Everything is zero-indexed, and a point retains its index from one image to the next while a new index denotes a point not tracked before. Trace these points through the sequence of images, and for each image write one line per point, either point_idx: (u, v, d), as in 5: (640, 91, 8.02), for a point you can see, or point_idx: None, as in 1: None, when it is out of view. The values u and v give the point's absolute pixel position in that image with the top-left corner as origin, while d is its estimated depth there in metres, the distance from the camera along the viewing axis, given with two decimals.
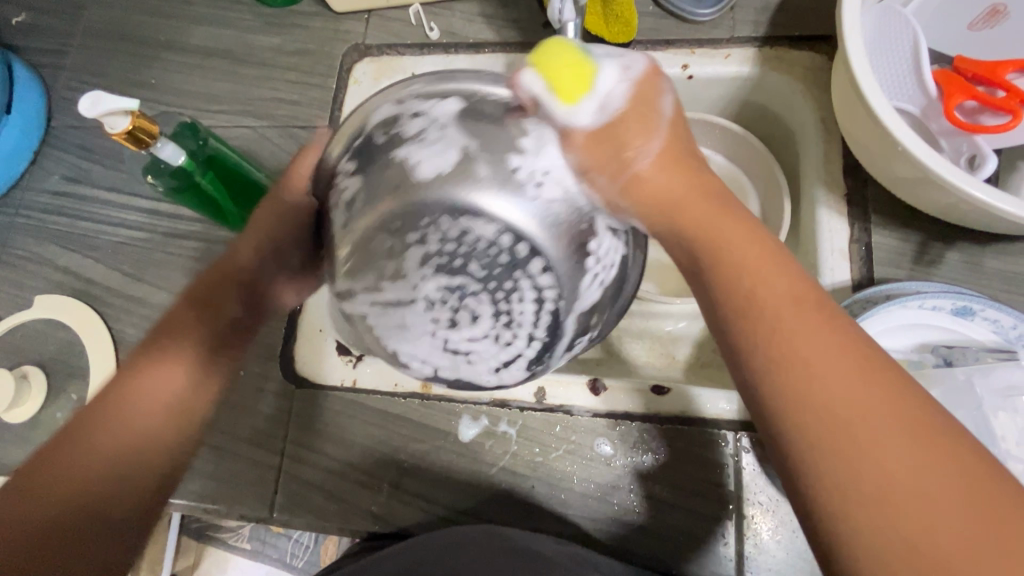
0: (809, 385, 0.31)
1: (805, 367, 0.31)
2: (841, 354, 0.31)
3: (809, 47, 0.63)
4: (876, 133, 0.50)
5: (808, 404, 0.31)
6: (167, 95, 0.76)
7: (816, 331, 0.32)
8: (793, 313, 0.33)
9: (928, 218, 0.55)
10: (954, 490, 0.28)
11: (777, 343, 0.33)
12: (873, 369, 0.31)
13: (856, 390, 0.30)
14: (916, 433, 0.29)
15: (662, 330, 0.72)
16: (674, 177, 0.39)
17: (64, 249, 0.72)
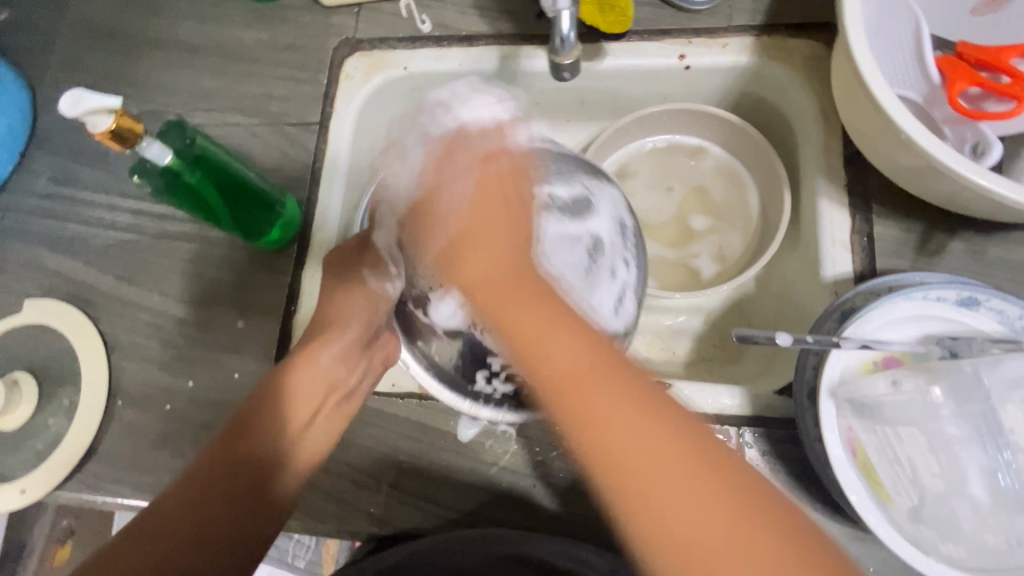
0: (586, 429, 0.33)
1: (610, 424, 0.32)
2: (599, 378, 0.34)
3: (807, 35, 0.62)
4: (878, 121, 0.49)
5: (592, 448, 0.33)
6: (155, 94, 0.74)
7: (580, 371, 0.34)
8: (561, 345, 0.35)
9: (930, 208, 0.54)
10: (759, 543, 0.29)
11: (569, 399, 0.34)
12: (649, 405, 0.33)
13: (620, 429, 0.32)
14: (705, 480, 0.31)
15: (662, 325, 0.71)
16: (487, 266, 0.39)
17: (54, 252, 0.71)
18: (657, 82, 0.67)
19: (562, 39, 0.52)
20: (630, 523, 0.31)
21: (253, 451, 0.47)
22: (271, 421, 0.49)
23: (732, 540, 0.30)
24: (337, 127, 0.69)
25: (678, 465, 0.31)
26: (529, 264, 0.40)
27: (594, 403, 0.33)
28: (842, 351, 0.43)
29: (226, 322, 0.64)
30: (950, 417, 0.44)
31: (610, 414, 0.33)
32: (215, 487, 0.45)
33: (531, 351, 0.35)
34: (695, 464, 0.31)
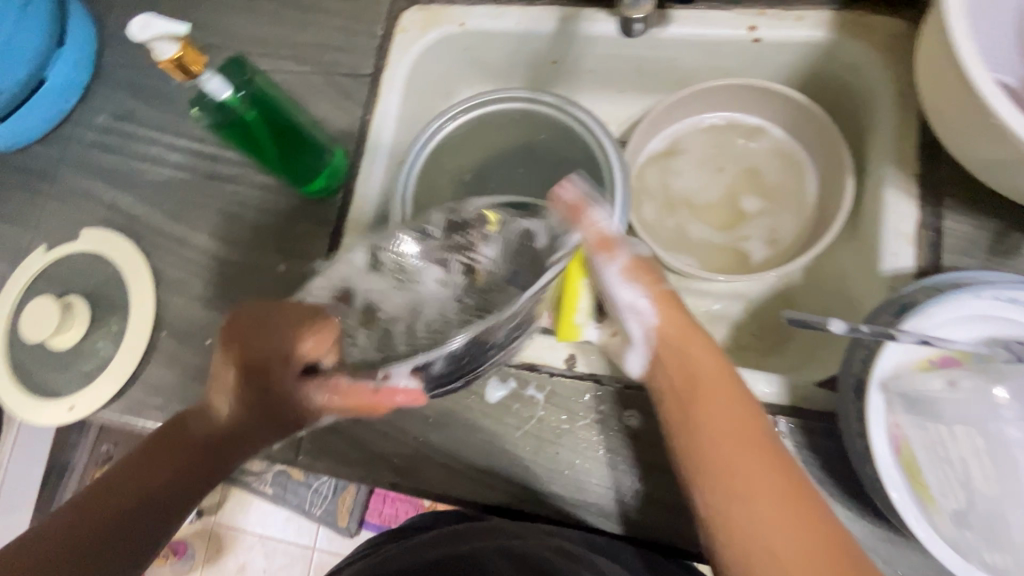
0: (711, 441, 0.43)
1: (736, 448, 0.42)
2: (744, 439, 0.43)
3: (893, 11, 0.58)
4: (965, 104, 0.46)
5: (706, 467, 0.43)
6: (213, 36, 0.75)
7: (722, 397, 0.45)
8: (684, 351, 0.47)
9: (1008, 206, 0.51)
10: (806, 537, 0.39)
11: (703, 443, 0.43)
12: (762, 444, 0.43)
13: (743, 462, 0.42)
14: (798, 505, 0.40)
15: (700, 309, 0.69)
16: (671, 347, 0.48)
17: (110, 185, 0.73)
18: (722, 55, 0.64)
19: None
20: (739, 519, 0.40)
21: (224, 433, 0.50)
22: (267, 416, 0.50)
23: (793, 542, 0.39)
24: (389, 81, 0.68)
25: (757, 484, 0.41)
26: (684, 325, 0.49)
27: (724, 436, 0.43)
28: (899, 344, 0.41)
29: (268, 266, 0.66)
30: (1010, 419, 0.43)
31: (717, 425, 0.43)
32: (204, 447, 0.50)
33: (688, 402, 0.45)
34: (797, 498, 0.41)
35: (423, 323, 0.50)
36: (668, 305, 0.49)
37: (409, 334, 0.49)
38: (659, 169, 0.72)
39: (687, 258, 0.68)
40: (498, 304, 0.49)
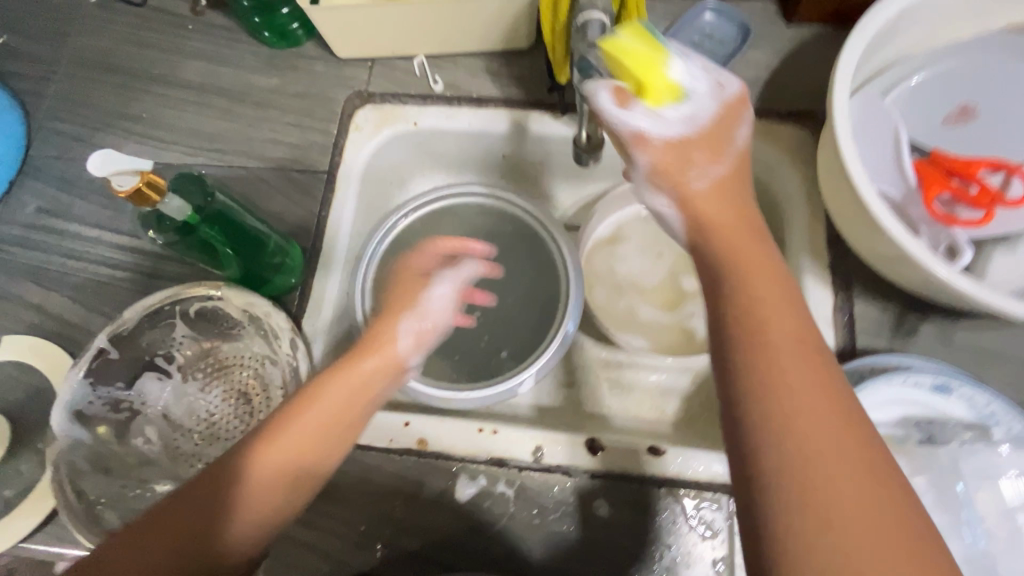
0: (777, 418, 0.34)
1: (815, 439, 0.33)
2: (831, 420, 0.34)
3: (794, 122, 0.67)
4: (858, 213, 0.54)
5: (777, 442, 0.34)
6: (158, 131, 0.74)
7: (813, 377, 0.35)
8: (767, 308, 0.38)
9: (904, 292, 0.59)
10: (901, 566, 0.30)
11: (772, 417, 0.34)
12: (857, 435, 0.34)
13: (827, 443, 0.33)
14: (887, 516, 0.32)
15: (650, 382, 0.72)
16: (715, 212, 0.45)
17: (39, 286, 0.68)
18: None
19: None
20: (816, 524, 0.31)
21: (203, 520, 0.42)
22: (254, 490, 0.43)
23: (870, 562, 0.30)
24: (346, 177, 0.70)
25: (841, 484, 0.32)
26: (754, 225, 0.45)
27: (810, 416, 0.34)
28: None
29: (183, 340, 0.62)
30: (931, 505, 0.46)
31: (801, 404, 0.34)
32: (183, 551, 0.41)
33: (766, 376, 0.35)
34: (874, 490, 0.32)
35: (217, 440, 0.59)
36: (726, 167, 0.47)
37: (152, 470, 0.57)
38: (604, 255, 0.77)
39: (638, 339, 0.73)
40: None
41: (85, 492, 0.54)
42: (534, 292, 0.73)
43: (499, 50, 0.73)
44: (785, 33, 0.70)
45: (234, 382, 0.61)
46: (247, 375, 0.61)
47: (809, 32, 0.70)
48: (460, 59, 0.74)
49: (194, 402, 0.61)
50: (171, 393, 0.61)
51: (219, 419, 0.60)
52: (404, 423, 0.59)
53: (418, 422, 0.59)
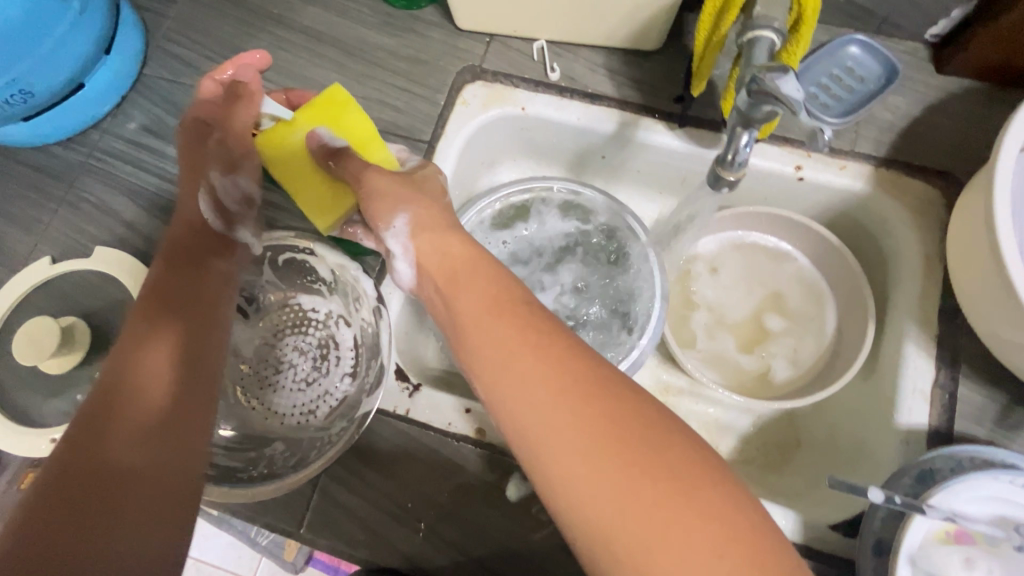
0: (526, 436, 0.38)
1: (546, 408, 0.38)
2: (583, 409, 0.37)
3: (926, 179, 0.63)
4: (995, 294, 0.50)
5: (534, 454, 0.38)
6: (269, 71, 0.74)
7: (542, 385, 0.39)
8: (483, 328, 0.43)
9: (1016, 382, 0.55)
10: (682, 518, 0.33)
11: (527, 437, 0.38)
12: (609, 413, 0.37)
13: (565, 438, 0.36)
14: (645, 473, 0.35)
15: (708, 415, 0.71)
16: (445, 272, 0.49)
17: (136, 205, 0.70)
18: (765, 184, 0.68)
19: (734, 154, 0.47)
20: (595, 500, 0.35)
21: (200, 394, 0.48)
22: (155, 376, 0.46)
23: (645, 516, 0.33)
24: (445, 151, 0.69)
25: (587, 432, 0.36)
26: (506, 286, 0.46)
27: (552, 416, 0.37)
28: (927, 518, 0.44)
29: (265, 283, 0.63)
30: None
31: (545, 404, 0.38)
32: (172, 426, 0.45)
33: (524, 415, 0.39)
34: (619, 458, 0.35)
35: (284, 390, 0.60)
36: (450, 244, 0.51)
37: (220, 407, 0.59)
38: (683, 277, 0.75)
39: (706, 368, 0.71)
40: (353, 389, 0.58)
41: None
42: (613, 302, 0.71)
43: (623, 48, 0.70)
44: (932, 81, 0.65)
45: (307, 333, 0.62)
46: (319, 329, 0.62)
47: (959, 85, 0.65)
48: (581, 50, 0.71)
49: (267, 346, 0.62)
50: (248, 334, 0.62)
51: (287, 367, 0.61)
52: (466, 409, 0.59)
53: (479, 411, 0.59)
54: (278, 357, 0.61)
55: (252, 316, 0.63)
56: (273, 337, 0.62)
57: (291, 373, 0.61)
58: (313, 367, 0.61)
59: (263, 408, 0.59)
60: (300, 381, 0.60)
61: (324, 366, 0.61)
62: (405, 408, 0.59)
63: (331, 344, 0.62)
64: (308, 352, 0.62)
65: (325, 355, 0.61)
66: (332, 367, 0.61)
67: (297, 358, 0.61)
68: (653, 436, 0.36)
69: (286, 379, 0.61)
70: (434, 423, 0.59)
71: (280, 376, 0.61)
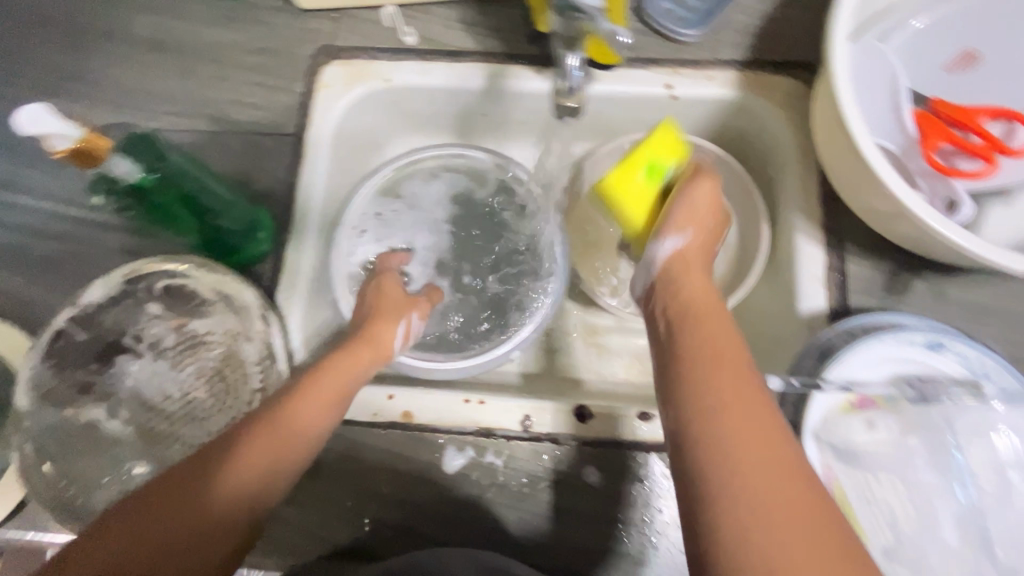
0: (720, 461, 0.37)
1: (747, 406, 0.39)
2: (765, 449, 0.37)
3: (789, 73, 0.64)
4: (858, 169, 0.51)
5: (715, 465, 0.37)
6: (109, 92, 0.68)
7: (750, 420, 0.39)
8: (709, 366, 0.42)
9: (897, 249, 0.57)
10: (827, 544, 0.34)
11: (716, 458, 0.37)
12: (762, 445, 0.37)
13: (756, 453, 0.37)
14: (803, 492, 0.36)
15: (640, 347, 0.71)
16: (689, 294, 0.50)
17: None
18: (644, 109, 0.68)
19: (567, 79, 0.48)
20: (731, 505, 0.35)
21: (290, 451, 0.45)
22: (243, 459, 0.43)
23: (810, 538, 0.34)
24: (315, 139, 0.66)
25: (758, 453, 0.37)
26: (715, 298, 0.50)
27: (745, 433, 0.38)
28: (824, 394, 0.46)
29: (147, 316, 0.58)
30: (925, 466, 0.46)
31: (738, 425, 0.38)
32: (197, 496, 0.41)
33: (721, 440, 0.38)
34: (797, 479, 0.36)
35: (194, 420, 0.56)
36: (704, 206, 0.56)
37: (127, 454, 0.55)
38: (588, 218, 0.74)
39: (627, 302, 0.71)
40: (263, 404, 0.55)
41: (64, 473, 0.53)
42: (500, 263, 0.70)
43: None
44: None
45: (208, 358, 0.58)
46: (218, 350, 0.58)
47: None
48: (434, 9, 0.68)
49: (166, 380, 0.58)
50: (143, 372, 0.58)
51: (194, 400, 0.57)
52: (388, 396, 0.58)
53: (403, 395, 0.58)
54: (181, 389, 0.58)
55: (144, 351, 0.58)
56: (172, 369, 0.58)
57: (198, 401, 0.57)
58: (220, 391, 0.57)
59: (173, 445, 0.55)
60: (208, 408, 0.57)
61: (231, 388, 0.57)
62: None
63: (233, 363, 0.58)
64: (212, 376, 0.58)
65: (229, 376, 0.57)
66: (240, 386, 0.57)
67: (202, 385, 0.58)
68: (818, 483, 0.37)
69: (192, 410, 0.57)
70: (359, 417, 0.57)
71: (187, 407, 0.57)
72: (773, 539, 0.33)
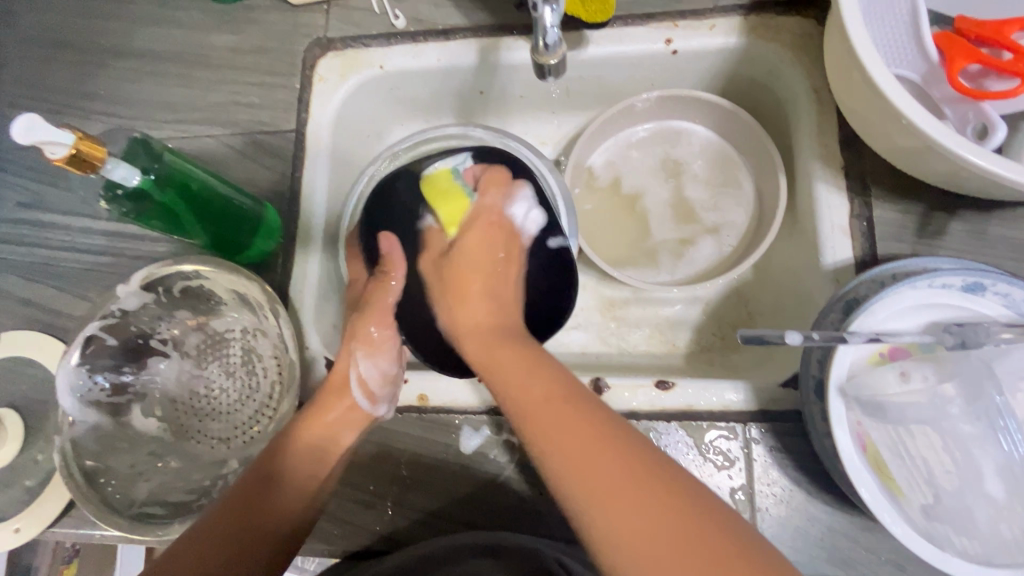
0: (544, 442, 0.41)
1: (577, 435, 0.40)
2: (623, 472, 0.37)
3: (798, 11, 0.59)
4: (875, 105, 0.47)
5: (550, 464, 0.40)
6: (121, 107, 0.70)
7: (600, 461, 0.38)
8: (549, 403, 0.43)
9: (929, 189, 0.53)
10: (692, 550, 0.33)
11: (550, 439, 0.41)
12: (609, 443, 0.38)
13: (569, 428, 0.40)
14: (623, 459, 0.38)
15: (659, 317, 0.69)
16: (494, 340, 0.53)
17: (23, 278, 0.66)
18: (645, 69, 0.65)
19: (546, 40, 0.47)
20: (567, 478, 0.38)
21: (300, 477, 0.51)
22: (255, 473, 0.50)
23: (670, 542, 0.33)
24: (315, 132, 0.66)
25: (636, 503, 0.35)
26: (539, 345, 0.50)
27: (599, 466, 0.37)
28: (850, 345, 0.43)
29: (167, 319, 0.61)
30: (961, 415, 0.44)
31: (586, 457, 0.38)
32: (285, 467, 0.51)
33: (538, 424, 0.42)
34: (644, 472, 0.37)
35: (221, 413, 0.60)
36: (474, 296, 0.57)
37: (163, 451, 0.58)
38: (596, 188, 0.72)
39: (644, 269, 0.69)
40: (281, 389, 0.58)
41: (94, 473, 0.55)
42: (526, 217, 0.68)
43: None
44: None
45: (230, 356, 0.61)
46: (237, 349, 0.61)
47: None
48: None
49: (191, 378, 0.61)
50: (168, 372, 0.61)
51: (221, 395, 0.60)
52: (403, 380, 0.58)
53: (417, 378, 0.58)
54: (206, 384, 0.61)
55: (166, 353, 0.61)
56: (195, 368, 0.61)
57: (224, 395, 0.60)
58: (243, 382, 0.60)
59: (206, 438, 0.59)
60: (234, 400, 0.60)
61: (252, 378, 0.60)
62: None
63: (252, 357, 0.61)
64: (234, 370, 0.61)
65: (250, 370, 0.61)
66: (259, 377, 0.60)
67: (226, 379, 0.61)
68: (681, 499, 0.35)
69: (219, 405, 0.60)
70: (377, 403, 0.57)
71: (214, 402, 0.60)
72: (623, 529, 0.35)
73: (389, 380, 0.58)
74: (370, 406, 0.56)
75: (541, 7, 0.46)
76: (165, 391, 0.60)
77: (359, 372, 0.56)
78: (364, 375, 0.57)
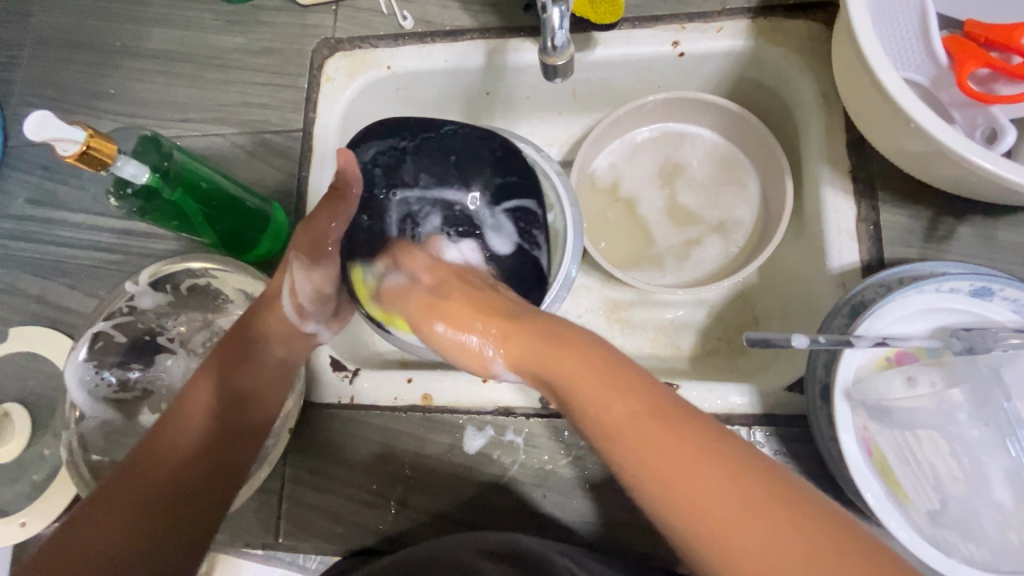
0: (644, 470, 0.36)
1: (695, 468, 0.35)
2: (736, 488, 0.34)
3: (805, 15, 0.59)
4: (883, 109, 0.47)
5: (653, 486, 0.36)
6: (131, 106, 0.71)
7: (701, 476, 0.35)
8: (628, 417, 0.38)
9: (936, 193, 0.53)
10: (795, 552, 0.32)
11: (655, 471, 0.36)
12: (740, 463, 0.35)
13: (700, 480, 0.35)
14: (782, 516, 0.33)
15: (664, 320, 0.69)
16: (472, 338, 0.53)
17: (31, 274, 0.66)
18: (652, 71, 0.65)
19: (553, 38, 0.47)
20: (716, 556, 0.34)
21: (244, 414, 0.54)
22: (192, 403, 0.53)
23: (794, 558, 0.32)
24: (322, 131, 0.66)
25: (759, 518, 0.33)
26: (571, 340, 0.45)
27: (702, 485, 0.35)
28: (857, 349, 0.42)
29: (175, 317, 0.61)
30: (968, 420, 0.44)
31: (694, 483, 0.35)
32: (208, 429, 0.52)
33: (654, 467, 0.36)
34: (764, 499, 0.34)
35: None
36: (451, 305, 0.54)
37: None
38: (602, 189, 0.72)
39: (649, 272, 0.69)
40: None
41: (99, 469, 0.55)
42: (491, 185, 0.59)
43: None
44: None
45: None
46: None
47: None
48: None
49: (196, 376, 0.61)
50: (174, 370, 0.61)
51: None
52: (407, 380, 0.58)
53: (421, 378, 0.58)
54: None
55: (173, 350, 0.61)
56: (200, 365, 0.61)
57: None
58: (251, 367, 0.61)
59: None
60: None
61: None
62: (348, 397, 0.58)
63: None
64: None
65: None
66: None
67: None
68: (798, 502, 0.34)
69: None
70: (381, 402, 0.57)
71: None
72: (751, 545, 0.33)
73: (322, 295, 0.58)
74: (296, 317, 0.56)
75: (550, 8, 0.46)
76: (169, 387, 0.60)
77: (292, 281, 0.56)
78: (297, 284, 0.56)
